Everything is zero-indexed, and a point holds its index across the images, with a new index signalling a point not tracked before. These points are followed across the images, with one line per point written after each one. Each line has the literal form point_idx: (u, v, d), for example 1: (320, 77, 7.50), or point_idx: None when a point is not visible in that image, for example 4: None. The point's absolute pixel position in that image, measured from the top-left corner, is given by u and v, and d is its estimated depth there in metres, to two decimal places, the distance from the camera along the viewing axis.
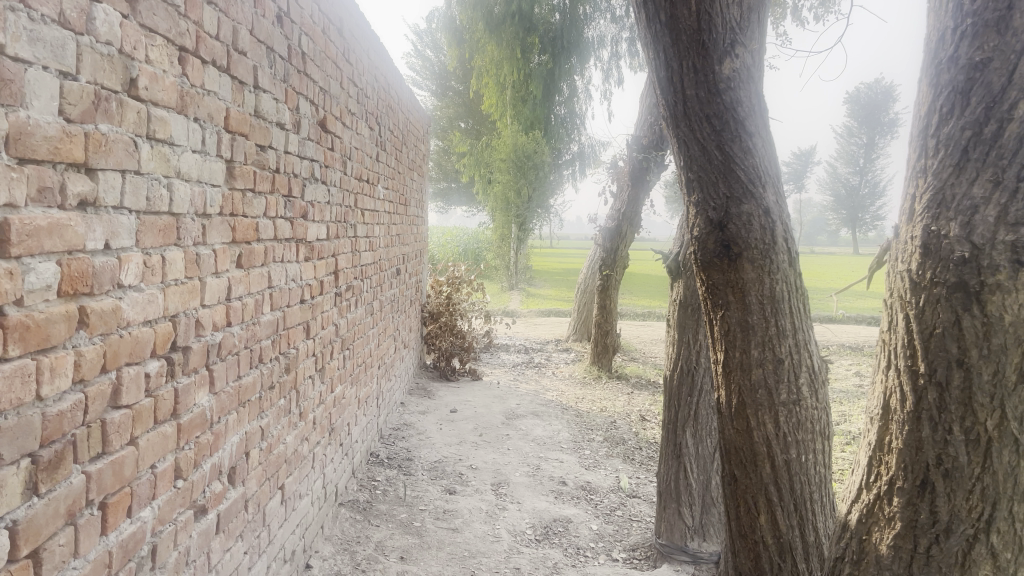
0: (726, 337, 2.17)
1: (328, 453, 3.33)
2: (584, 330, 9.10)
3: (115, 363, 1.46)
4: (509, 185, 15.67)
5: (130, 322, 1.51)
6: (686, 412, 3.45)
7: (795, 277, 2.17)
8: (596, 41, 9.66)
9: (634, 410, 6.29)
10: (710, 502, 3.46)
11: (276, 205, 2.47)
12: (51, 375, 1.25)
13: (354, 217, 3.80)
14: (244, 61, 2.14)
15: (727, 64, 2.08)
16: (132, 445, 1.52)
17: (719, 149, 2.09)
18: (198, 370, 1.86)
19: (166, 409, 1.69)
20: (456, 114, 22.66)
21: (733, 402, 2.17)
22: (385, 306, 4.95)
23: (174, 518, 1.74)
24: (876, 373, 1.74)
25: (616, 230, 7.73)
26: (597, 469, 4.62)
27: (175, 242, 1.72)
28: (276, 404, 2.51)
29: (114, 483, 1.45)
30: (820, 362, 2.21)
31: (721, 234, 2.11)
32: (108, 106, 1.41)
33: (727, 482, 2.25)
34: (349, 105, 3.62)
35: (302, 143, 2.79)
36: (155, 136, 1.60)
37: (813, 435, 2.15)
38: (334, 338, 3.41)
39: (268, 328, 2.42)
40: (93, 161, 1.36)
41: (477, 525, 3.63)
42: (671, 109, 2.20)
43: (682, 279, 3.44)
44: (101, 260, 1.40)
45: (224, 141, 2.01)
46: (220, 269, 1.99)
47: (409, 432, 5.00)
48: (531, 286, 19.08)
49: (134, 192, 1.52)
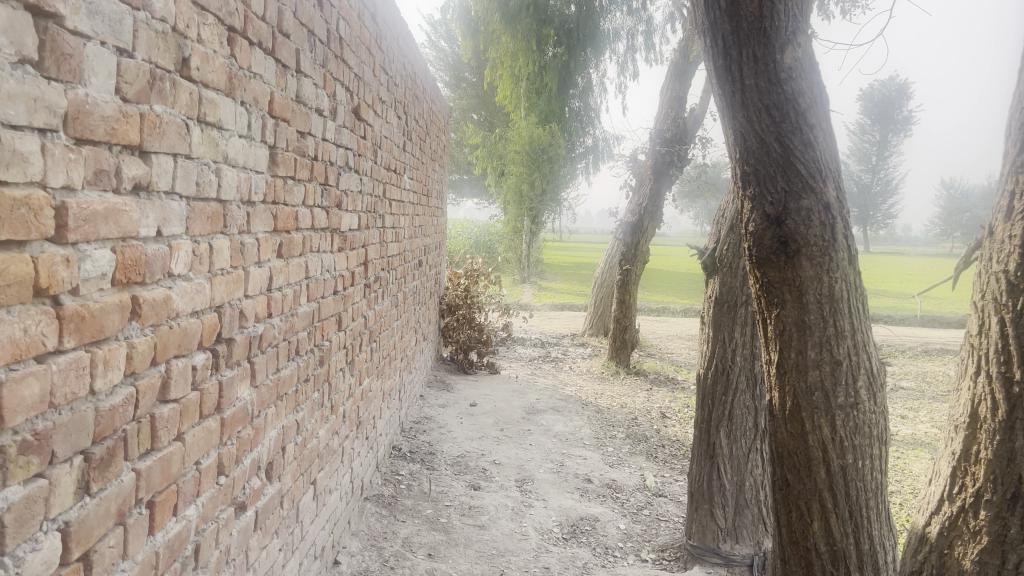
0: (781, 337, 2.10)
1: (355, 447, 3.27)
2: (602, 325, 9.02)
3: (165, 355, 1.39)
4: (523, 177, 15.57)
5: (179, 313, 1.45)
6: (721, 411, 3.38)
7: (856, 276, 2.09)
8: (613, 33, 9.48)
9: (655, 407, 6.22)
10: (744, 504, 3.38)
11: (314, 193, 2.41)
12: (104, 368, 1.18)
13: (383, 207, 3.74)
14: (288, 44, 2.07)
15: (789, 53, 2.00)
16: (179, 441, 1.46)
17: (778, 141, 2.01)
18: (241, 363, 1.79)
19: (211, 403, 1.62)
20: (469, 106, 22.58)
21: (787, 405, 2.10)
22: (408, 298, 4.89)
23: (216, 515, 1.68)
24: (962, 379, 1.67)
25: (637, 225, 7.65)
26: (621, 466, 4.55)
27: (221, 230, 1.65)
28: (310, 397, 2.45)
29: (162, 480, 1.39)
30: (879, 364, 2.13)
31: (779, 230, 2.04)
32: (162, 86, 1.34)
33: (780, 487, 2.18)
34: (380, 93, 3.54)
35: (338, 130, 2.72)
36: (206, 119, 1.54)
37: (870, 440, 2.08)
38: (363, 330, 3.35)
39: (304, 319, 2.35)
40: (147, 143, 1.30)
41: (504, 522, 3.57)
42: (727, 100, 2.13)
43: (718, 275, 3.36)
44: (153, 248, 1.33)
45: (268, 126, 1.94)
46: (262, 259, 1.92)
47: (430, 426, 4.94)
48: (542, 280, 18.99)
49: (185, 177, 1.45)
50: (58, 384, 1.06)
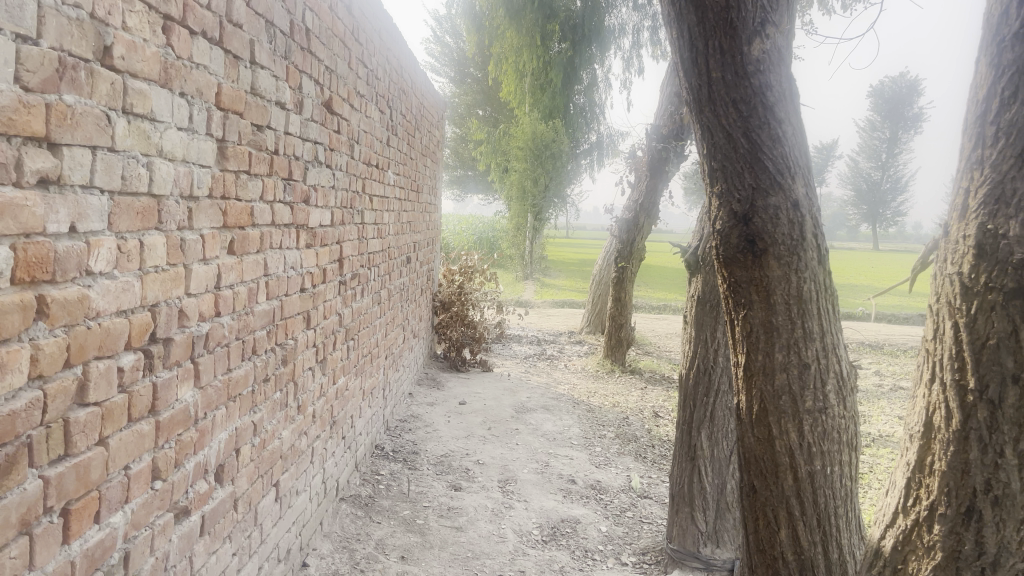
0: (749, 339, 2.02)
1: (329, 447, 3.21)
2: (599, 322, 8.95)
3: (82, 357, 1.34)
4: (526, 174, 15.49)
5: (100, 312, 1.39)
6: (702, 413, 3.30)
7: (825, 276, 2.02)
8: (617, 29, 9.32)
9: (648, 406, 6.15)
10: (725, 508, 3.30)
11: (274, 189, 2.34)
12: (1, 371, 1.12)
13: (362, 203, 3.68)
14: (239, 34, 2.00)
15: (757, 45, 1.92)
16: (101, 446, 1.41)
17: (745, 137, 1.94)
18: (181, 363, 1.74)
19: (143, 406, 1.57)
20: (474, 101, 22.50)
21: (754, 408, 2.03)
22: (394, 295, 4.82)
23: (151, 521, 1.62)
24: (918, 385, 1.60)
25: (633, 222, 7.57)
26: (608, 467, 4.48)
27: (155, 226, 1.60)
28: (270, 397, 2.39)
29: (78, 487, 1.34)
30: (849, 367, 2.06)
31: (745, 228, 1.96)
32: (76, 75, 1.28)
33: (746, 493, 2.11)
34: (357, 87, 3.48)
35: (305, 124, 2.66)
36: (133, 110, 1.48)
37: (839, 446, 2.00)
38: (338, 328, 3.29)
39: (263, 318, 2.29)
40: (56, 135, 1.24)
41: (482, 524, 3.51)
42: (694, 94, 2.06)
43: (700, 274, 3.30)
44: (66, 245, 1.27)
45: (215, 119, 1.88)
46: (208, 256, 1.86)
47: (417, 424, 4.89)
48: (545, 276, 18.90)
49: (107, 171, 1.39)
50: None
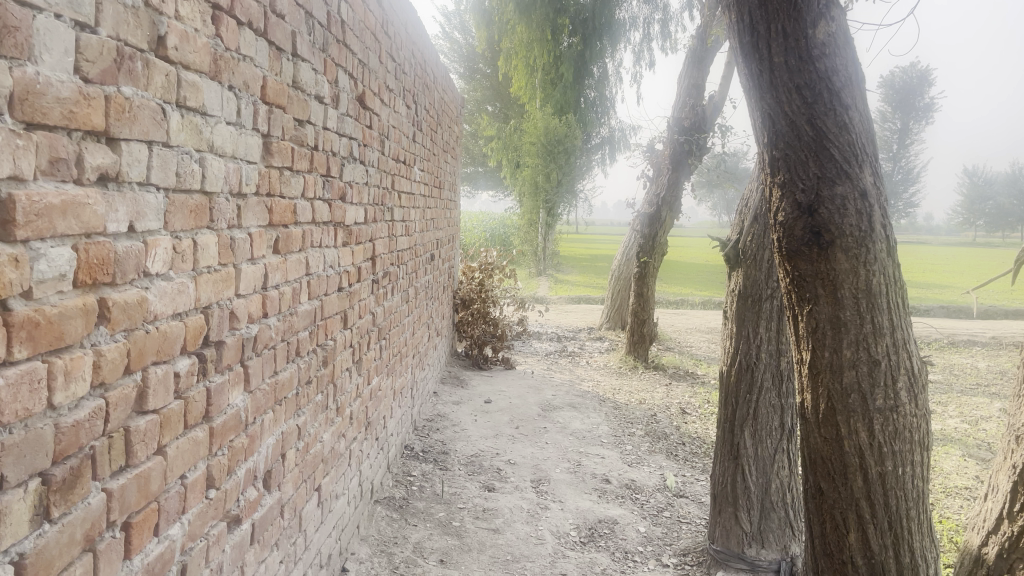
0: (814, 335, 1.95)
1: (364, 449, 3.14)
2: (618, 318, 8.88)
3: (141, 362, 1.27)
4: (539, 169, 15.42)
5: (158, 316, 1.33)
6: (745, 410, 3.22)
7: (894, 268, 1.93)
8: (628, 23, 9.31)
9: (674, 403, 6.08)
10: (770, 507, 3.21)
11: (314, 185, 2.28)
12: (65, 380, 1.06)
13: (391, 200, 3.61)
14: (282, 25, 1.94)
15: (823, 28, 1.84)
16: (159, 456, 1.34)
17: (810, 124, 1.87)
18: (232, 367, 1.67)
19: (198, 412, 1.51)
20: (484, 98, 22.44)
21: (820, 408, 1.96)
22: (419, 293, 4.75)
23: (205, 532, 1.56)
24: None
25: (655, 216, 7.42)
26: (641, 465, 4.41)
27: (207, 224, 1.53)
28: (313, 400, 2.33)
29: (139, 499, 1.27)
30: (920, 363, 1.97)
31: (810, 220, 1.89)
32: (133, 66, 1.22)
33: (812, 495, 2.04)
34: (387, 81, 3.41)
35: (341, 119, 2.60)
36: (187, 104, 1.41)
37: (911, 446, 1.92)
38: (371, 328, 3.22)
39: (305, 318, 2.23)
40: (115, 129, 1.17)
41: (519, 526, 3.44)
42: (754, 80, 1.98)
43: (741, 268, 3.23)
44: (124, 245, 1.21)
45: (261, 113, 1.82)
46: (255, 255, 1.80)
47: (444, 423, 4.83)
48: (558, 272, 18.81)
49: (162, 166, 1.33)
50: (6, 400, 0.93)
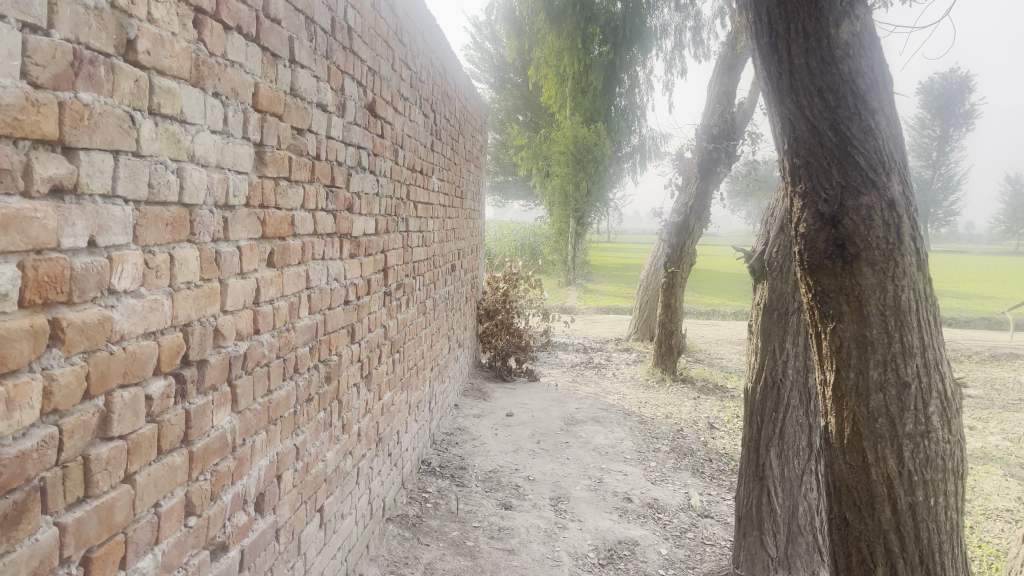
0: (838, 354, 1.82)
1: (375, 466, 3.06)
2: (647, 329, 8.74)
3: (104, 386, 1.20)
4: (568, 178, 15.29)
5: (126, 336, 1.26)
6: (770, 429, 3.08)
7: (924, 283, 1.79)
8: (659, 30, 9.02)
9: (702, 417, 5.92)
10: (798, 531, 3.09)
11: (316, 196, 2.20)
12: (7, 408, 0.98)
13: (406, 210, 3.52)
14: (278, 30, 1.86)
15: (846, 26, 1.72)
16: (126, 484, 1.26)
17: (833, 129, 1.75)
18: (218, 387, 1.60)
19: (176, 436, 1.43)
20: (514, 107, 22.34)
21: (846, 432, 1.83)
22: (439, 305, 4.67)
23: (184, 562, 1.48)
24: None
25: (683, 225, 7.27)
26: (665, 483, 4.27)
27: (187, 238, 1.45)
28: (314, 418, 2.25)
29: (100, 532, 1.19)
30: (954, 387, 1.83)
31: (833, 231, 1.77)
32: (94, 71, 1.14)
33: (836, 526, 1.91)
34: (401, 89, 3.33)
35: (347, 128, 2.52)
36: (162, 112, 1.34)
37: (944, 475, 1.78)
38: (383, 341, 3.14)
39: (305, 334, 2.15)
40: (71, 138, 1.10)
41: (535, 546, 3.32)
42: (773, 83, 1.86)
43: (767, 280, 3.09)
44: (84, 261, 1.13)
45: (252, 121, 1.74)
46: (246, 269, 1.72)
47: (463, 437, 4.73)
48: (588, 281, 18.63)
49: (131, 177, 1.25)
50: None
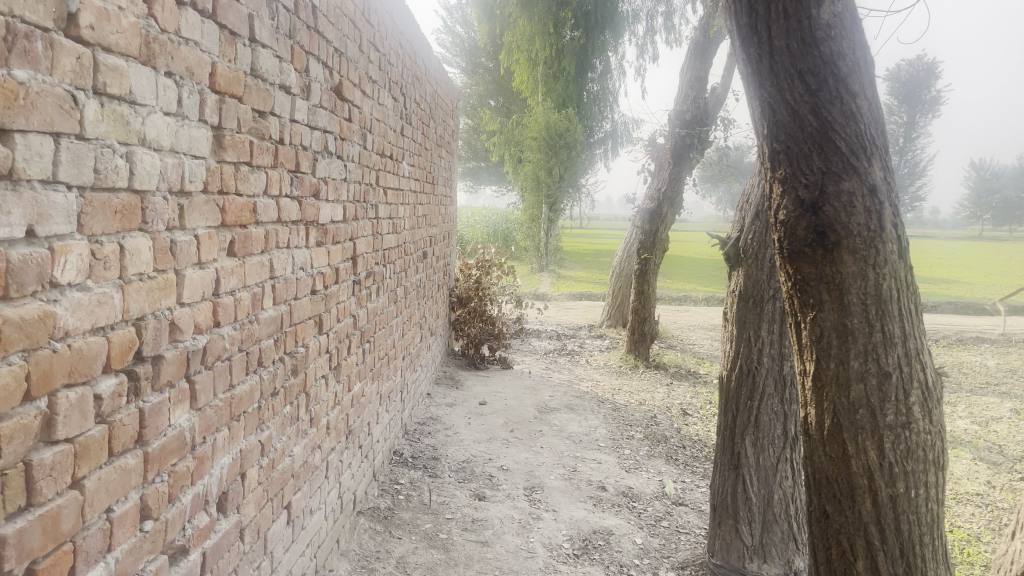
0: (818, 344, 1.79)
1: (345, 459, 2.98)
2: (619, 316, 8.73)
3: (47, 386, 1.12)
4: (541, 164, 15.23)
5: (72, 332, 1.18)
6: (746, 417, 3.05)
7: (906, 272, 1.75)
8: (631, 15, 9.01)
9: (676, 404, 5.91)
10: (773, 520, 3.05)
11: (280, 182, 2.11)
12: None
13: (375, 196, 3.44)
14: (236, 7, 1.76)
15: (827, 7, 1.68)
16: (74, 489, 1.19)
17: (814, 113, 1.70)
18: (175, 384, 1.52)
19: (129, 436, 1.35)
20: (486, 92, 22.20)
21: (826, 424, 1.80)
22: (410, 292, 4.59)
23: (140, 569, 1.40)
24: None
25: (656, 211, 7.22)
26: (639, 471, 4.25)
27: (139, 227, 1.37)
28: (280, 412, 2.17)
29: (45, 543, 1.12)
30: (935, 376, 1.80)
31: (814, 218, 1.72)
32: (29, 46, 1.05)
33: (816, 519, 1.88)
34: (369, 72, 3.23)
35: (313, 111, 2.43)
36: (109, 91, 1.25)
37: (925, 466, 1.75)
38: (352, 331, 3.06)
39: (270, 326, 2.07)
40: (5, 119, 1.01)
41: (509, 538, 3.28)
42: (753, 65, 1.81)
43: (742, 267, 3.06)
44: (22, 253, 1.05)
45: (210, 103, 1.65)
46: (204, 259, 1.64)
47: (436, 427, 4.66)
48: (561, 268, 18.61)
49: (75, 162, 1.17)
50: None
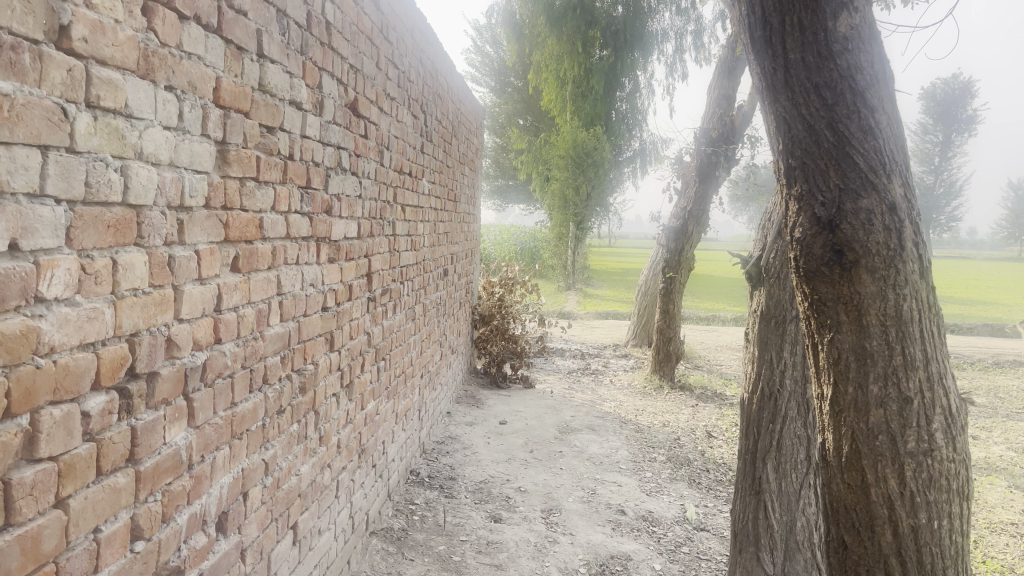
0: (836, 367, 1.72)
1: (357, 479, 2.95)
2: (645, 335, 8.65)
3: (29, 403, 1.09)
4: (568, 183, 15.21)
5: (58, 348, 1.16)
6: (768, 441, 2.97)
7: (928, 292, 1.69)
8: (660, 35, 8.84)
9: (700, 426, 5.81)
10: (795, 548, 2.97)
11: (289, 198, 2.10)
12: None
13: (393, 213, 3.42)
14: (243, 22, 1.76)
15: (844, 19, 1.61)
16: (57, 509, 1.16)
17: (831, 128, 1.64)
18: (171, 401, 1.49)
19: (120, 454, 1.33)
20: (515, 112, 22.28)
21: (844, 450, 1.73)
22: (430, 310, 4.56)
23: None
24: None
25: (682, 230, 7.16)
26: (660, 495, 4.16)
27: (134, 241, 1.35)
28: (286, 431, 2.14)
29: (25, 563, 1.09)
30: (958, 401, 1.73)
31: (831, 237, 1.66)
32: (15, 56, 1.04)
33: (834, 550, 1.80)
34: (387, 88, 3.23)
35: (326, 127, 2.42)
36: (102, 104, 1.24)
37: (948, 496, 1.68)
38: (366, 349, 3.04)
39: (276, 343, 2.04)
40: None
41: (524, 561, 3.21)
42: (767, 79, 1.76)
43: (764, 287, 2.99)
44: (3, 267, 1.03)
45: (213, 117, 1.64)
46: (204, 274, 1.62)
47: (454, 446, 4.62)
48: (589, 286, 18.53)
49: (63, 175, 1.15)
50: None
